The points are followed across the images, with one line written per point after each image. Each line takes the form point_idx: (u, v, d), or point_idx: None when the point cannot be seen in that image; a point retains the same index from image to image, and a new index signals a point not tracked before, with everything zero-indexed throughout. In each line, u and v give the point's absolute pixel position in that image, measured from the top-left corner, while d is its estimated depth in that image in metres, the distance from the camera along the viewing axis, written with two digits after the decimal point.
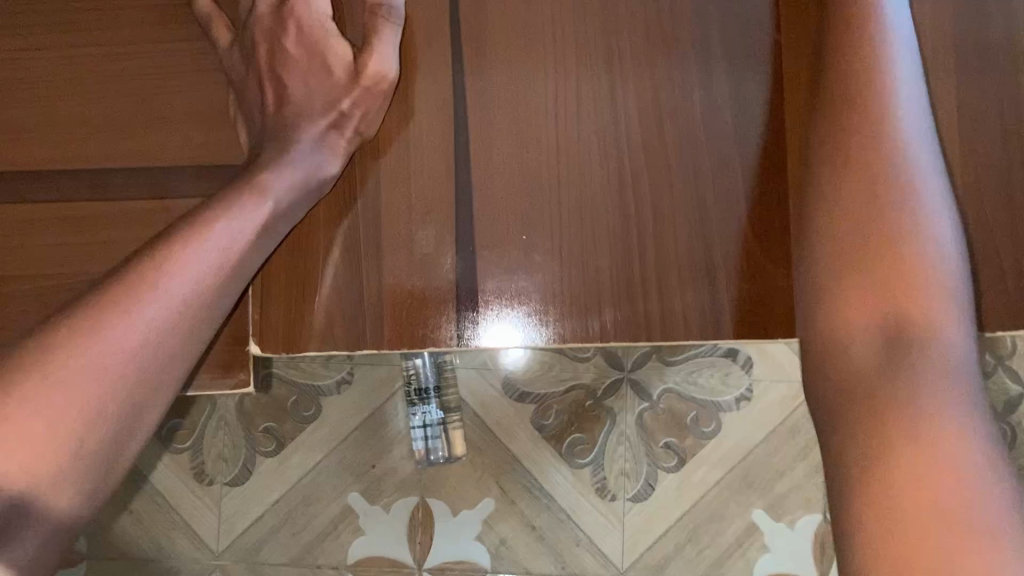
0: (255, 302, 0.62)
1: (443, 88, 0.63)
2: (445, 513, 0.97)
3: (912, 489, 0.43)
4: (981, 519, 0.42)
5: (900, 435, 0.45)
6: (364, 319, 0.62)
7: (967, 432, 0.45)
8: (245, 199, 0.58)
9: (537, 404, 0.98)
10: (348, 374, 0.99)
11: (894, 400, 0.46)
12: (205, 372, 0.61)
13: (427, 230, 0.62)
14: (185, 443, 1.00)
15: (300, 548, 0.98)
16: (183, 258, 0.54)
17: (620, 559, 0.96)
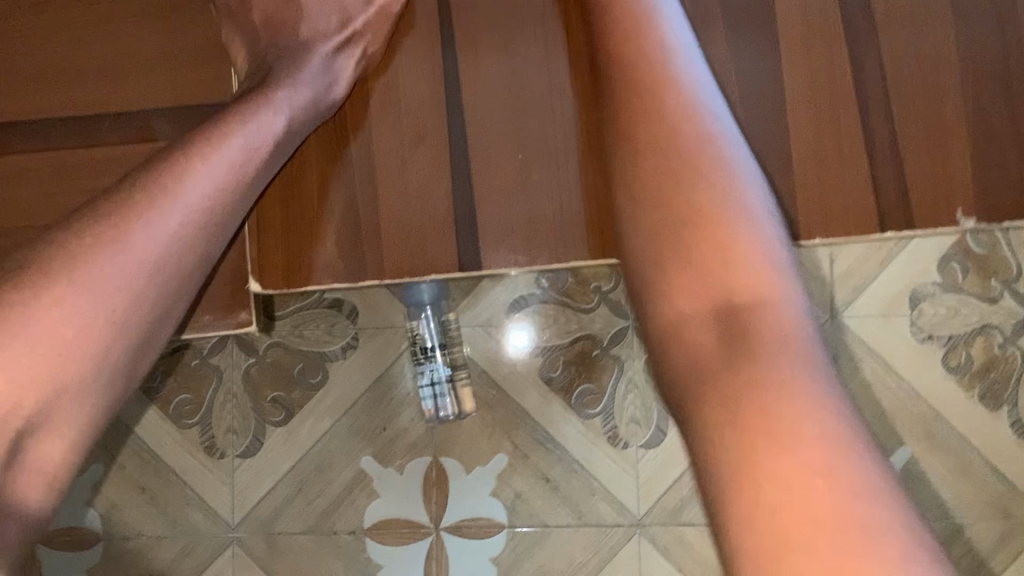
0: (252, 239, 0.63)
1: (431, 42, 0.64)
2: (458, 471, 0.97)
3: (787, 461, 0.43)
4: (840, 464, 0.43)
5: (765, 409, 0.45)
6: (366, 256, 0.63)
7: (812, 385, 0.46)
8: (256, 112, 0.60)
9: (544, 357, 0.98)
10: (353, 339, 0.98)
11: (751, 370, 0.47)
12: (206, 311, 0.63)
13: (420, 164, 0.63)
14: (193, 419, 1.00)
15: (315, 515, 0.98)
16: (198, 174, 0.57)
17: (636, 507, 0.96)
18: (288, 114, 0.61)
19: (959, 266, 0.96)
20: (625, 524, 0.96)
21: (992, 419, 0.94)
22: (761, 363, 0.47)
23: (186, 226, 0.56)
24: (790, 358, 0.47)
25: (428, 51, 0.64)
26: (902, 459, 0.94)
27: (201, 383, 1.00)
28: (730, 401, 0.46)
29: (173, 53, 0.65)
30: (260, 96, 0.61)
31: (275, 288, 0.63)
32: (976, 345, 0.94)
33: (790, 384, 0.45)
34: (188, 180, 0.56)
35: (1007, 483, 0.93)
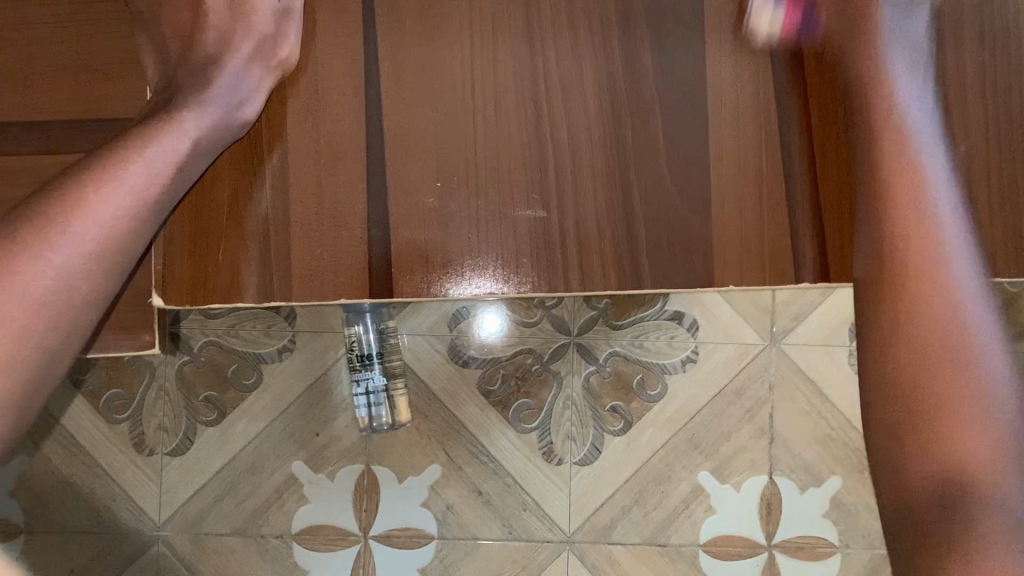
0: (157, 253, 0.58)
1: (350, 38, 0.58)
2: (391, 479, 0.96)
3: (945, 460, 0.47)
4: (982, 441, 0.47)
5: (942, 417, 0.48)
6: (273, 274, 0.57)
7: (978, 368, 0.48)
8: (174, 126, 0.57)
9: (483, 369, 0.97)
10: (290, 342, 0.97)
11: (966, 374, 0.48)
12: (109, 331, 0.58)
13: (335, 180, 0.58)
14: (124, 414, 0.98)
15: (244, 518, 0.97)
16: (91, 204, 0.53)
17: (566, 524, 0.95)
18: (194, 136, 0.57)
19: None
20: (555, 540, 0.95)
21: None
22: (964, 362, 0.49)
23: (83, 258, 0.52)
24: (981, 342, 0.49)
25: (348, 49, 0.58)
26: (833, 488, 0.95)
27: (134, 379, 0.98)
28: (907, 431, 0.49)
29: (86, 60, 0.60)
30: (167, 115, 0.57)
31: (177, 304, 0.58)
32: None
33: (958, 431, 0.47)
34: (80, 212, 0.52)
35: None
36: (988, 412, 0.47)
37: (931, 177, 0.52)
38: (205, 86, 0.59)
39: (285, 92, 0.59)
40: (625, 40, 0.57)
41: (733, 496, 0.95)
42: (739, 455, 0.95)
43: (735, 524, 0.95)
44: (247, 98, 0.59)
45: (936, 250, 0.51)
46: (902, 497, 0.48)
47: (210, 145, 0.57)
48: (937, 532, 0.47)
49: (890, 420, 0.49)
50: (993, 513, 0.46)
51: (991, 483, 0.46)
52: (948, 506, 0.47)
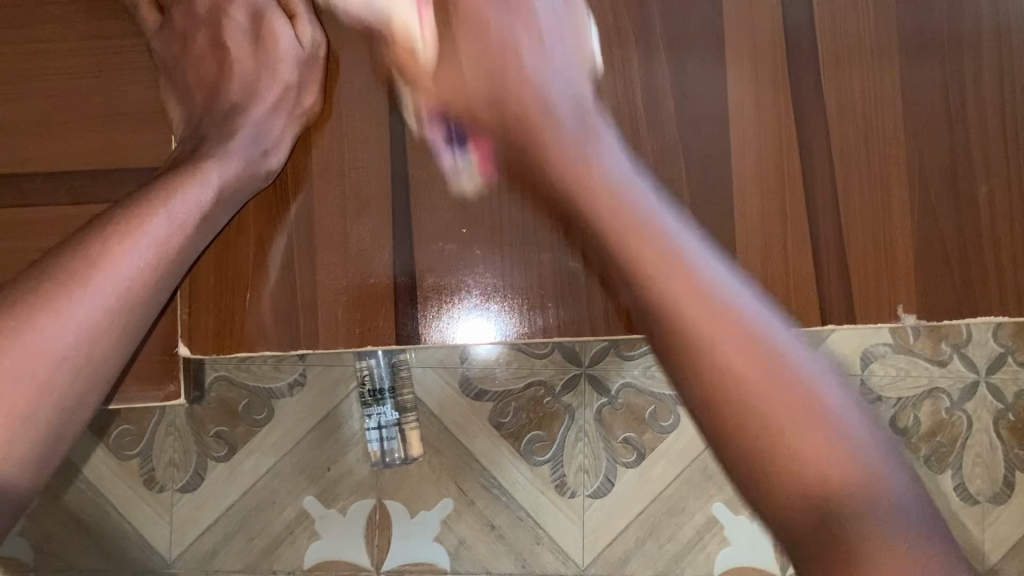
0: (183, 302, 0.58)
1: (375, 83, 0.58)
2: (402, 513, 0.96)
3: (817, 522, 0.39)
4: (841, 460, 0.40)
5: (788, 431, 0.41)
6: (299, 320, 0.57)
7: (813, 383, 0.42)
8: (197, 175, 0.55)
9: (495, 402, 0.96)
10: (301, 375, 0.97)
11: (750, 386, 0.42)
12: (133, 380, 0.58)
13: (362, 226, 0.58)
14: (133, 450, 0.98)
15: (255, 554, 0.96)
16: (115, 257, 0.50)
17: (580, 557, 0.95)
18: (218, 187, 0.56)
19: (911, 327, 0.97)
20: (569, 574, 0.95)
21: (934, 481, 0.95)
22: (743, 359, 0.43)
23: (102, 314, 0.50)
24: (778, 345, 0.43)
25: (373, 92, 0.59)
26: None
27: (144, 415, 0.98)
28: (757, 462, 0.41)
29: (109, 109, 0.60)
30: (190, 165, 0.56)
31: (203, 352, 0.58)
32: (924, 408, 0.95)
33: (747, 358, 0.43)
34: (104, 264, 0.50)
35: None
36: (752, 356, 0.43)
37: (629, 187, 0.50)
38: (229, 134, 0.59)
39: (310, 140, 0.60)
40: (645, 82, 0.57)
41: (746, 527, 0.95)
42: None
43: (750, 556, 0.95)
44: (269, 148, 0.59)
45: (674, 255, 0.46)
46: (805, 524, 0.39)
47: (234, 193, 0.57)
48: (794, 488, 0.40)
49: (771, 487, 0.40)
50: (877, 513, 0.38)
51: (805, 382, 0.42)
52: (811, 487, 0.39)
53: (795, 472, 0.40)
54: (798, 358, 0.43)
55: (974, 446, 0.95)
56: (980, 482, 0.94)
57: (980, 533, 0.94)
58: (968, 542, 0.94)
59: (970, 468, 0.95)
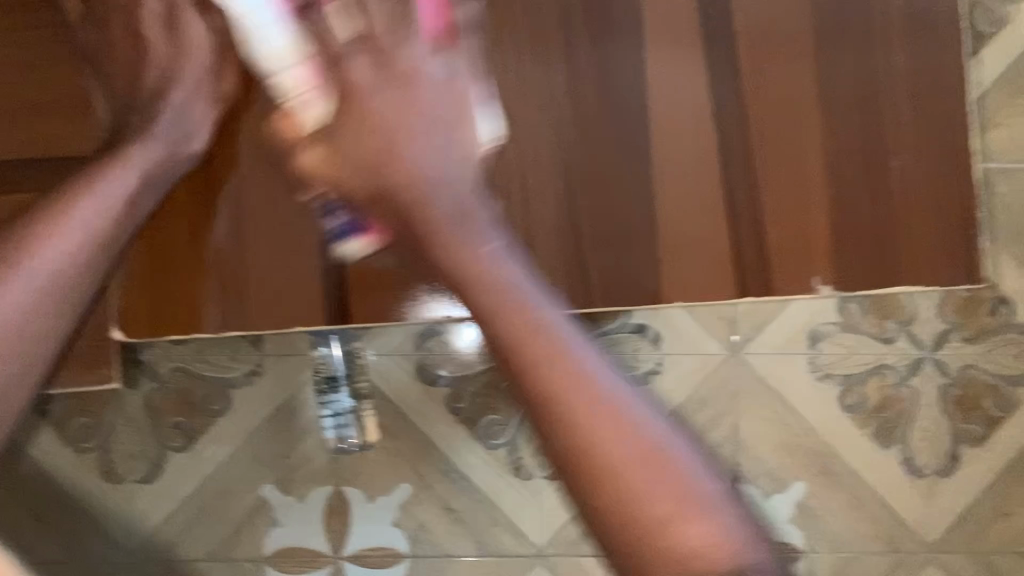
0: (119, 287, 0.64)
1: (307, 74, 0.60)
2: (362, 500, 0.97)
3: (670, 500, 0.55)
4: (705, 531, 0.54)
5: (617, 471, 0.55)
6: (233, 301, 0.63)
7: (664, 440, 0.57)
8: (127, 157, 0.62)
9: (450, 389, 0.98)
10: (257, 366, 0.97)
11: (609, 411, 0.56)
12: (68, 364, 0.62)
13: (288, 212, 0.64)
14: (91, 442, 0.98)
15: (216, 543, 0.97)
16: (52, 239, 0.57)
17: (537, 537, 0.97)
18: (143, 171, 0.61)
19: (857, 307, 0.99)
20: (526, 554, 0.97)
21: (883, 457, 0.98)
22: (618, 418, 0.56)
23: (40, 293, 0.57)
24: (626, 423, 0.56)
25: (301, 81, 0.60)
26: (799, 493, 0.98)
27: (100, 408, 0.98)
28: (614, 486, 0.55)
29: None
30: (118, 151, 0.62)
31: (138, 335, 0.64)
32: (871, 384, 0.98)
33: (634, 455, 0.56)
34: (41, 246, 0.57)
35: (894, 517, 0.97)
36: (593, 383, 0.57)
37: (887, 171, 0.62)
38: (151, 122, 0.63)
39: (238, 120, 0.64)
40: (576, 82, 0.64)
41: None
42: None
43: None
44: (194, 133, 0.63)
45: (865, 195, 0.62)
46: (652, 504, 0.55)
47: (159, 175, 0.62)
48: (641, 467, 0.55)
49: (626, 520, 0.55)
50: (701, 522, 0.54)
51: (631, 412, 0.57)
52: (655, 490, 0.55)
53: (634, 474, 0.55)
54: (644, 428, 0.57)
55: (919, 420, 0.98)
56: (926, 455, 0.98)
57: (925, 503, 0.97)
58: (912, 511, 0.97)
59: (916, 442, 0.98)
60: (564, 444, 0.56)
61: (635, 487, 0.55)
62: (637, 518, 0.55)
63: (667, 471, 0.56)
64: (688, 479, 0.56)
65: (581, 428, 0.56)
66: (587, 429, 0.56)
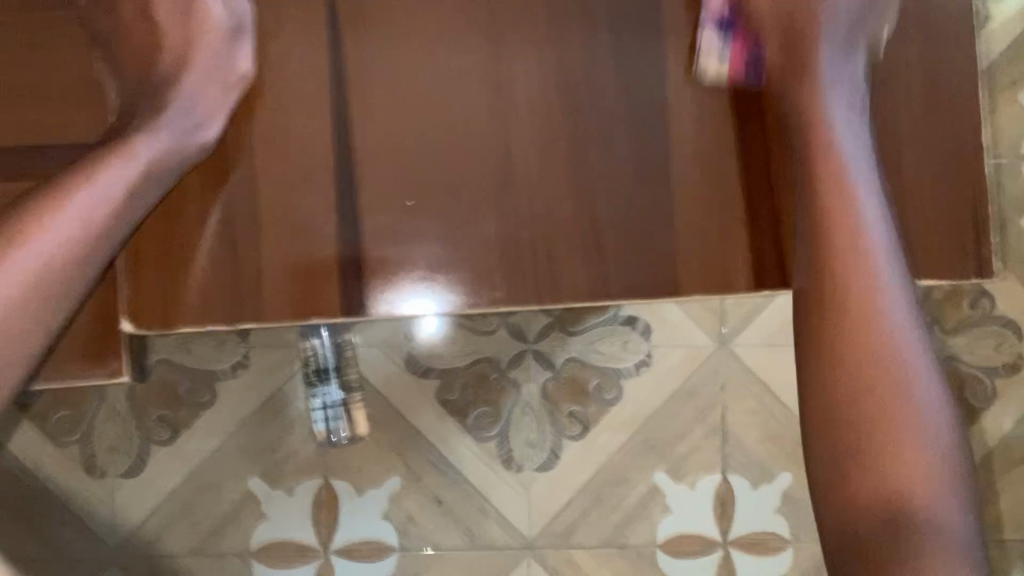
0: (125, 279, 0.58)
1: (317, 61, 0.59)
2: (350, 492, 0.96)
3: (887, 518, 0.52)
4: (923, 490, 0.52)
5: (888, 449, 0.53)
6: (239, 291, 0.58)
7: (922, 390, 0.54)
8: (131, 147, 0.58)
9: (441, 379, 0.98)
10: (244, 357, 0.96)
11: (892, 391, 0.54)
12: (73, 364, 0.58)
13: (307, 199, 0.58)
14: (72, 436, 0.96)
15: (201, 537, 0.95)
16: (34, 234, 0.55)
17: (526, 529, 0.97)
18: (145, 162, 0.57)
19: None
20: (515, 546, 0.97)
21: None
22: (907, 385, 0.54)
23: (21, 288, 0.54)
24: (908, 362, 0.55)
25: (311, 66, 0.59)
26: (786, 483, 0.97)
27: (82, 401, 0.96)
28: (877, 470, 0.53)
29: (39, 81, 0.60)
30: (123, 139, 0.58)
31: (147, 329, 0.58)
32: None
33: (897, 394, 0.54)
34: (21, 242, 0.54)
35: None
36: (899, 334, 0.55)
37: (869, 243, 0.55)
38: (160, 111, 0.60)
39: (250, 111, 0.59)
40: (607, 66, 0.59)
41: (687, 495, 0.97)
42: (693, 455, 0.98)
43: (690, 522, 0.97)
44: (204, 121, 0.59)
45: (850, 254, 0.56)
46: (880, 508, 0.52)
47: (163, 164, 0.58)
48: (886, 465, 0.53)
49: (856, 489, 0.53)
50: (933, 474, 0.53)
51: (920, 390, 0.54)
52: (890, 487, 0.52)
53: (868, 462, 0.53)
54: (919, 385, 0.54)
55: None
56: None
57: None
58: None
59: None
60: (817, 432, 0.55)
61: (887, 465, 0.53)
62: (910, 495, 0.52)
63: (938, 498, 0.52)
64: (926, 460, 0.53)
65: (830, 409, 0.54)
66: (825, 395, 0.55)
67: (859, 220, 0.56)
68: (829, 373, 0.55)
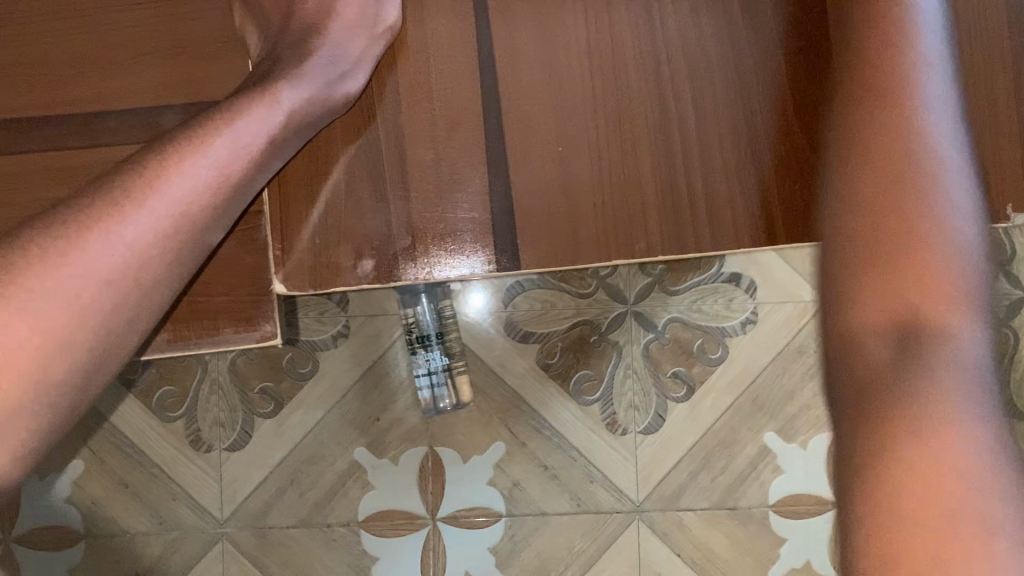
0: (276, 239, 0.60)
1: (463, 16, 0.61)
2: (455, 459, 0.95)
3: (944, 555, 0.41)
4: (983, 514, 0.42)
5: (934, 455, 0.43)
6: (391, 252, 0.60)
7: (947, 377, 0.46)
8: (274, 93, 0.57)
9: (541, 344, 0.96)
10: (344, 327, 0.96)
11: (876, 344, 0.47)
12: (229, 325, 0.59)
13: (455, 152, 0.60)
14: (177, 411, 0.96)
15: (308, 508, 0.95)
16: (172, 177, 0.52)
17: (634, 493, 0.95)
18: (289, 109, 0.57)
19: None
20: (624, 511, 0.95)
21: None
22: (904, 332, 0.47)
23: (153, 235, 0.51)
24: (911, 321, 0.47)
25: (460, 23, 0.61)
26: None
27: (186, 375, 0.96)
28: (876, 439, 0.45)
29: (180, 39, 0.61)
30: (262, 87, 0.57)
31: (300, 289, 0.60)
32: None
33: (890, 368, 0.47)
34: (158, 185, 0.51)
35: None
36: (956, 253, 0.48)
37: (953, 175, 0.50)
38: (298, 65, 0.60)
39: (394, 60, 0.62)
40: (746, 11, 0.60)
41: (800, 455, 0.95)
42: (804, 413, 0.95)
43: (803, 483, 0.94)
44: (348, 72, 0.60)
45: (890, 193, 0.50)
46: (886, 524, 0.43)
47: (307, 116, 0.58)
48: (916, 472, 0.43)
49: (894, 501, 0.43)
50: (981, 508, 0.42)
51: (925, 340, 0.47)
52: (926, 482, 0.43)
53: (897, 463, 0.44)
54: (929, 340, 0.46)
55: None
56: None
57: None
58: None
59: None
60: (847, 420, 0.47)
61: (909, 479, 0.43)
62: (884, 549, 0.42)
63: (941, 473, 0.43)
64: (977, 496, 0.42)
65: (848, 357, 0.48)
66: (858, 336, 0.48)
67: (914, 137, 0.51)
68: (877, 294, 0.48)
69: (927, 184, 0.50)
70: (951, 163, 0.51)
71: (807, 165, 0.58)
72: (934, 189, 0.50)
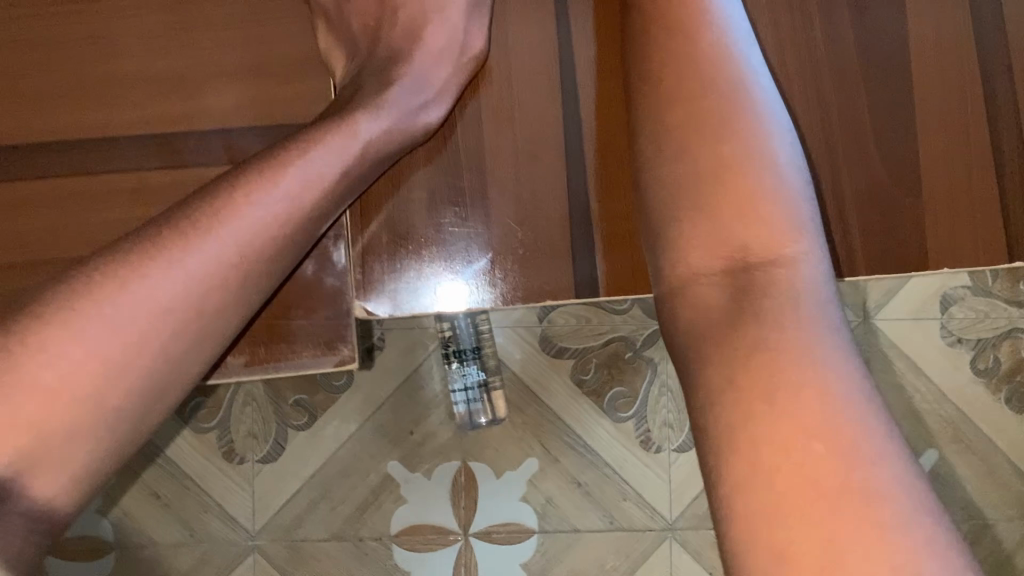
0: (356, 262, 0.61)
1: (544, 43, 0.62)
2: (488, 475, 0.95)
3: (795, 495, 0.40)
4: (859, 484, 0.39)
5: (786, 412, 0.41)
6: (467, 274, 0.60)
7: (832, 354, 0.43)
8: (355, 122, 0.57)
9: (577, 359, 0.96)
10: (380, 340, 0.96)
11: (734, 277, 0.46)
12: (306, 350, 0.60)
13: (535, 176, 0.61)
14: (211, 422, 0.96)
15: (340, 522, 0.95)
16: (242, 209, 0.52)
17: (667, 511, 0.94)
18: (368, 139, 0.58)
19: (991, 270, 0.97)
20: (656, 528, 0.94)
21: (1017, 424, 0.95)
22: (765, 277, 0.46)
23: (219, 264, 0.51)
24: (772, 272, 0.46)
25: (541, 51, 0.62)
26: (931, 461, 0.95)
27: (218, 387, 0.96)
28: (742, 382, 0.43)
29: (261, 63, 0.62)
30: (342, 116, 0.58)
31: (380, 310, 0.61)
32: (1004, 349, 0.95)
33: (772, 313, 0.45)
34: (228, 216, 0.52)
35: None
36: (770, 190, 0.47)
37: (770, 135, 0.49)
38: (380, 89, 0.61)
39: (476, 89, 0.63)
40: (827, 42, 0.61)
41: None
42: None
43: None
44: (430, 100, 0.61)
45: (711, 124, 0.49)
46: (754, 464, 0.41)
47: (383, 143, 0.59)
48: (797, 431, 0.41)
49: (771, 449, 0.41)
50: (861, 484, 0.39)
51: (817, 307, 0.45)
52: (811, 446, 0.40)
53: (785, 419, 0.41)
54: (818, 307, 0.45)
55: None
56: None
57: None
58: None
59: None
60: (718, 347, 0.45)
61: (794, 439, 0.41)
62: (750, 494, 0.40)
63: (831, 445, 0.40)
64: (863, 478, 0.40)
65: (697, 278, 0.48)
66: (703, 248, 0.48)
67: (727, 74, 0.50)
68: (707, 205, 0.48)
69: (731, 136, 0.49)
70: (774, 128, 0.49)
71: (884, 195, 0.60)
72: (754, 146, 0.49)
